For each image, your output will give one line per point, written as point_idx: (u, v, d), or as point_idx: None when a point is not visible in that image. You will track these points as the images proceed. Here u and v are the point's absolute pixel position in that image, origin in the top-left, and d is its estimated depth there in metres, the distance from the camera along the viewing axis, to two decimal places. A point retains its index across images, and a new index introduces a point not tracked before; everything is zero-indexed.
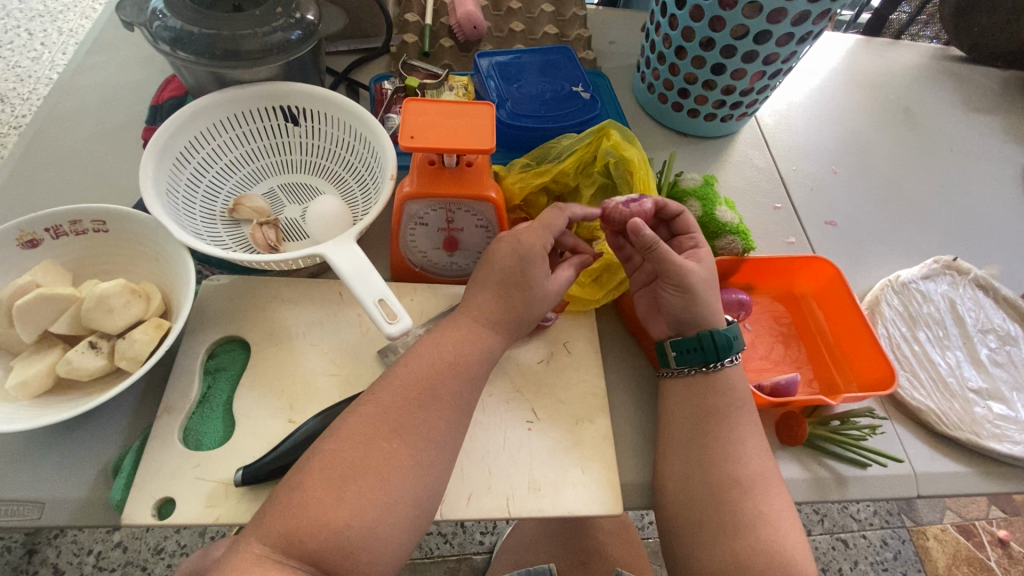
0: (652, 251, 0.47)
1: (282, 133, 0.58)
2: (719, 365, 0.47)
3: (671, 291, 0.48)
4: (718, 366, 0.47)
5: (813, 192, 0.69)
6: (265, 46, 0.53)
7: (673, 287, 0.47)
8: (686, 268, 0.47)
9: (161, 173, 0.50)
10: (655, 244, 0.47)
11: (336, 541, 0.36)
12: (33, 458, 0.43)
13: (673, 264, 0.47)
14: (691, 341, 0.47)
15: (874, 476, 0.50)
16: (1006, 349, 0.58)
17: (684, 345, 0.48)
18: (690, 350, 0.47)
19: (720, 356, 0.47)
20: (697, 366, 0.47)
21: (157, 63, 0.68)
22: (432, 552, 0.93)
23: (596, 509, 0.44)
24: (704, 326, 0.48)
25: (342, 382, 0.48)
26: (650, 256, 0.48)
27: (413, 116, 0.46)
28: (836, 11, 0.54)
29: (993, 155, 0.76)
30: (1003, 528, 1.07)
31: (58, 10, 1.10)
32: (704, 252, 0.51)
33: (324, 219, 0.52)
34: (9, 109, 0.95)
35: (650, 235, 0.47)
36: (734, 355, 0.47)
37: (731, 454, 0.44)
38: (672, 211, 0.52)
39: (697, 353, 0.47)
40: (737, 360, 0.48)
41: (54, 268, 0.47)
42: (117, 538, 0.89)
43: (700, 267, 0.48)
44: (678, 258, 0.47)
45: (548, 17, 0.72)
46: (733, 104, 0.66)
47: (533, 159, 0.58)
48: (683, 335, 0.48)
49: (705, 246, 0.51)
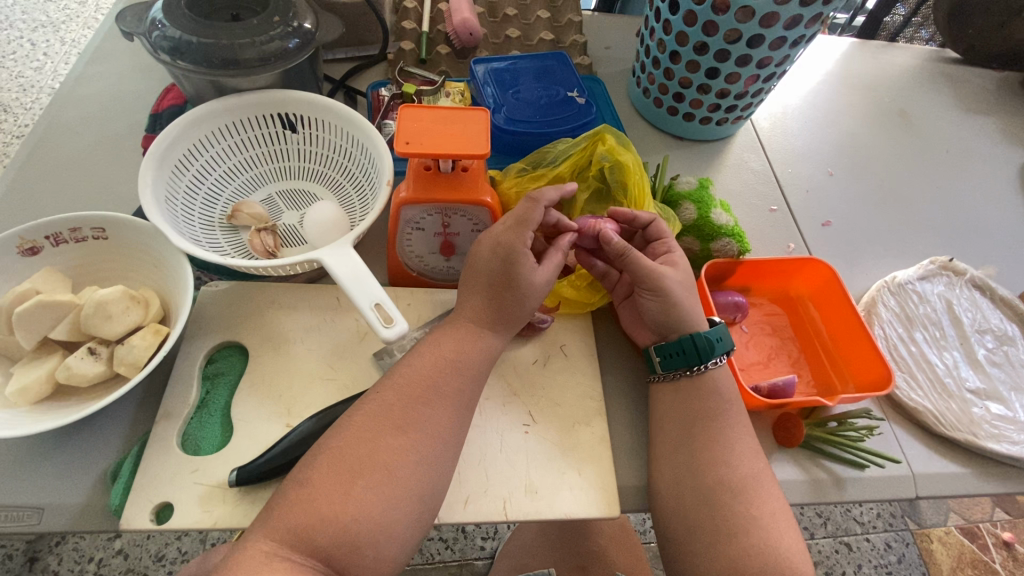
0: (626, 259, 0.48)
1: (280, 140, 0.59)
2: (702, 368, 0.47)
3: (648, 297, 0.49)
4: (701, 369, 0.47)
5: (809, 194, 0.69)
6: (264, 54, 0.54)
7: (651, 294, 0.48)
8: (659, 272, 0.48)
9: (161, 180, 0.51)
10: (627, 251, 0.48)
11: (347, 537, 0.36)
12: (32, 465, 0.43)
13: (644, 273, 0.48)
14: (673, 345, 0.48)
15: (872, 477, 0.50)
16: (1003, 349, 0.58)
17: (668, 349, 0.48)
18: (674, 355, 0.48)
19: (703, 359, 0.47)
20: (681, 371, 0.47)
21: (157, 72, 0.69)
22: (432, 558, 0.93)
23: (593, 512, 0.44)
24: (674, 333, 0.48)
25: (339, 386, 0.48)
26: (626, 264, 0.49)
27: (409, 123, 0.47)
28: (828, 14, 0.55)
29: (991, 156, 0.76)
30: (1007, 530, 1.06)
31: (61, 20, 1.12)
32: (681, 258, 0.51)
33: (322, 224, 0.53)
34: (11, 119, 0.97)
35: (618, 244, 0.48)
36: (717, 357, 0.47)
37: (726, 455, 0.44)
38: (644, 220, 0.52)
39: (680, 356, 0.47)
40: (723, 361, 0.47)
41: (54, 276, 0.47)
42: (118, 545, 0.89)
43: (674, 270, 0.49)
44: (650, 263, 0.48)
45: (544, 23, 0.73)
46: (728, 108, 0.66)
47: (529, 164, 0.59)
48: (666, 340, 0.49)
49: (681, 252, 0.52)
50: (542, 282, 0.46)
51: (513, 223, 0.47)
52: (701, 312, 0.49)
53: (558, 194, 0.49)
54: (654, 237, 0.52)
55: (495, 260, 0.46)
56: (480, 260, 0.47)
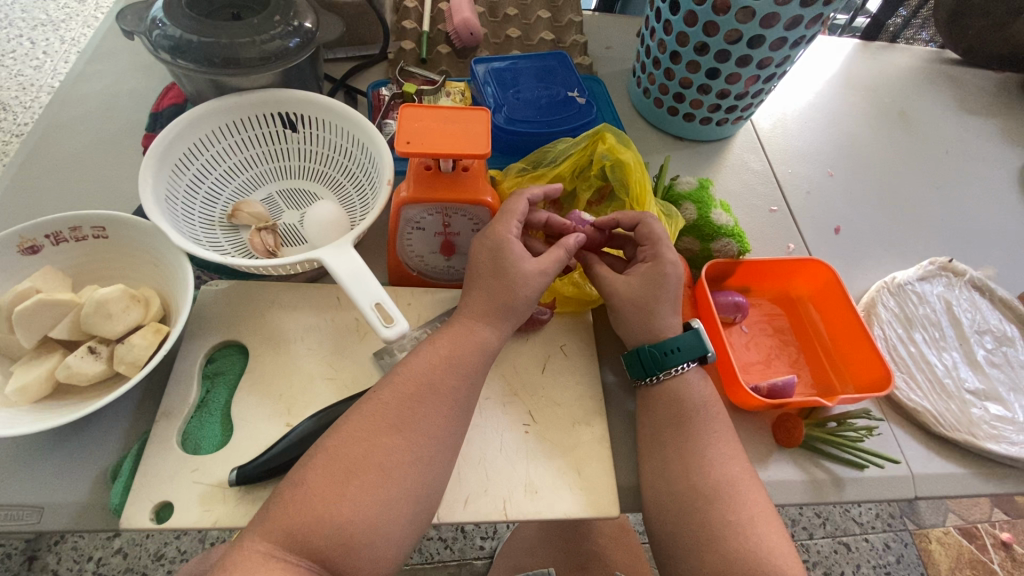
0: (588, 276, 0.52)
1: (281, 140, 0.59)
2: (653, 380, 0.48)
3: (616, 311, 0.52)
4: (655, 380, 0.48)
5: (810, 195, 0.69)
6: (264, 54, 0.54)
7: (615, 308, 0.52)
8: (612, 289, 0.50)
9: (161, 179, 0.50)
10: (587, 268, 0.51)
11: (345, 539, 0.36)
12: (32, 464, 0.43)
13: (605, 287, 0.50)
14: (630, 356, 0.50)
15: (871, 477, 0.50)
16: (1002, 349, 0.58)
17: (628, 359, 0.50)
18: (632, 366, 0.49)
19: (651, 371, 0.48)
20: (640, 380, 0.49)
21: (157, 72, 0.69)
22: (432, 557, 0.93)
23: (592, 512, 0.44)
24: (669, 334, 0.48)
25: (339, 385, 0.48)
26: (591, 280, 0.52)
27: (409, 122, 0.47)
28: (829, 15, 0.55)
29: (990, 157, 0.76)
30: (1006, 531, 1.07)
31: (60, 19, 1.12)
32: (655, 266, 0.49)
33: (321, 223, 0.53)
34: (11, 118, 0.97)
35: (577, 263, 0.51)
36: (672, 368, 0.47)
37: (723, 457, 0.44)
38: (628, 223, 0.51)
39: (634, 367, 0.49)
40: (683, 370, 0.47)
41: (55, 275, 0.47)
42: (117, 544, 0.89)
43: (631, 284, 0.49)
44: (605, 281, 0.50)
45: (544, 23, 0.73)
46: (728, 108, 0.66)
47: (529, 163, 0.59)
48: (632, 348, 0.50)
49: (662, 258, 0.49)
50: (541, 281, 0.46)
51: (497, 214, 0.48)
52: (678, 317, 0.49)
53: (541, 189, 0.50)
54: (642, 238, 0.50)
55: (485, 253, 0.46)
56: (481, 261, 0.47)
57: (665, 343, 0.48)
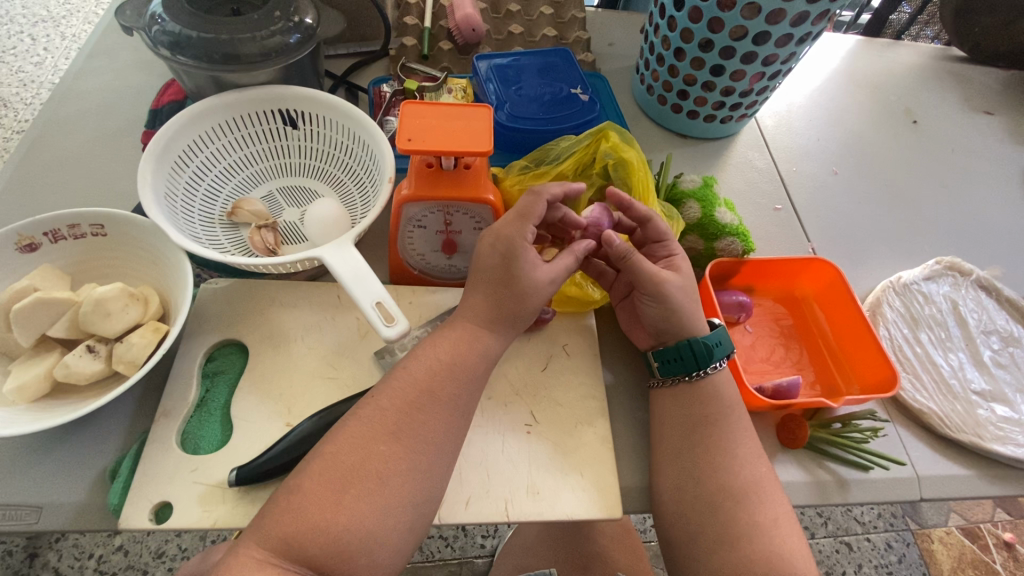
0: (627, 263, 0.48)
1: (281, 136, 0.58)
2: (701, 374, 0.46)
3: (649, 302, 0.48)
4: (701, 375, 0.46)
5: (814, 194, 0.68)
6: (264, 50, 0.53)
7: (650, 299, 0.48)
8: (660, 278, 0.47)
9: (160, 176, 0.50)
10: (629, 254, 0.47)
11: (333, 545, 0.36)
12: (30, 464, 0.43)
13: (646, 275, 0.47)
14: (670, 351, 0.47)
15: (876, 479, 0.49)
16: (1009, 350, 0.57)
17: (665, 355, 0.48)
18: (679, 360, 0.47)
19: (700, 365, 0.46)
20: (679, 377, 0.47)
21: (157, 67, 0.68)
22: (432, 556, 0.93)
23: (595, 513, 0.44)
24: (689, 333, 0.48)
25: (340, 385, 0.48)
26: (626, 268, 0.48)
27: (411, 119, 0.46)
28: (835, 11, 0.54)
29: (996, 156, 0.76)
30: (1008, 531, 1.06)
31: (61, 15, 1.11)
32: (681, 259, 0.50)
33: (322, 221, 0.52)
34: (11, 114, 0.96)
35: (621, 246, 0.47)
36: (716, 362, 0.46)
37: (728, 459, 0.44)
38: (639, 213, 0.50)
39: (678, 363, 0.47)
40: (722, 365, 0.47)
41: (53, 273, 0.47)
42: (118, 542, 0.89)
43: (675, 275, 0.48)
44: (651, 269, 0.47)
45: (547, 20, 0.72)
46: (733, 106, 0.65)
47: (532, 161, 0.58)
48: (665, 345, 0.49)
49: (683, 254, 0.51)
50: (544, 282, 0.45)
51: (517, 217, 0.46)
52: (701, 317, 0.49)
53: (561, 190, 0.49)
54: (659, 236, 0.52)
55: (495, 253, 0.45)
56: (479, 258, 0.46)
57: (709, 335, 0.47)
